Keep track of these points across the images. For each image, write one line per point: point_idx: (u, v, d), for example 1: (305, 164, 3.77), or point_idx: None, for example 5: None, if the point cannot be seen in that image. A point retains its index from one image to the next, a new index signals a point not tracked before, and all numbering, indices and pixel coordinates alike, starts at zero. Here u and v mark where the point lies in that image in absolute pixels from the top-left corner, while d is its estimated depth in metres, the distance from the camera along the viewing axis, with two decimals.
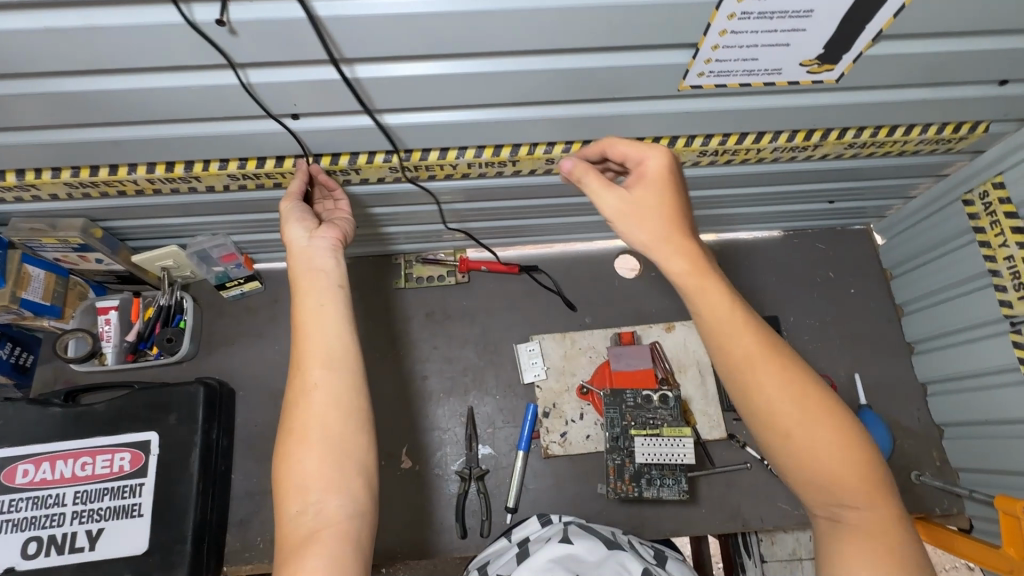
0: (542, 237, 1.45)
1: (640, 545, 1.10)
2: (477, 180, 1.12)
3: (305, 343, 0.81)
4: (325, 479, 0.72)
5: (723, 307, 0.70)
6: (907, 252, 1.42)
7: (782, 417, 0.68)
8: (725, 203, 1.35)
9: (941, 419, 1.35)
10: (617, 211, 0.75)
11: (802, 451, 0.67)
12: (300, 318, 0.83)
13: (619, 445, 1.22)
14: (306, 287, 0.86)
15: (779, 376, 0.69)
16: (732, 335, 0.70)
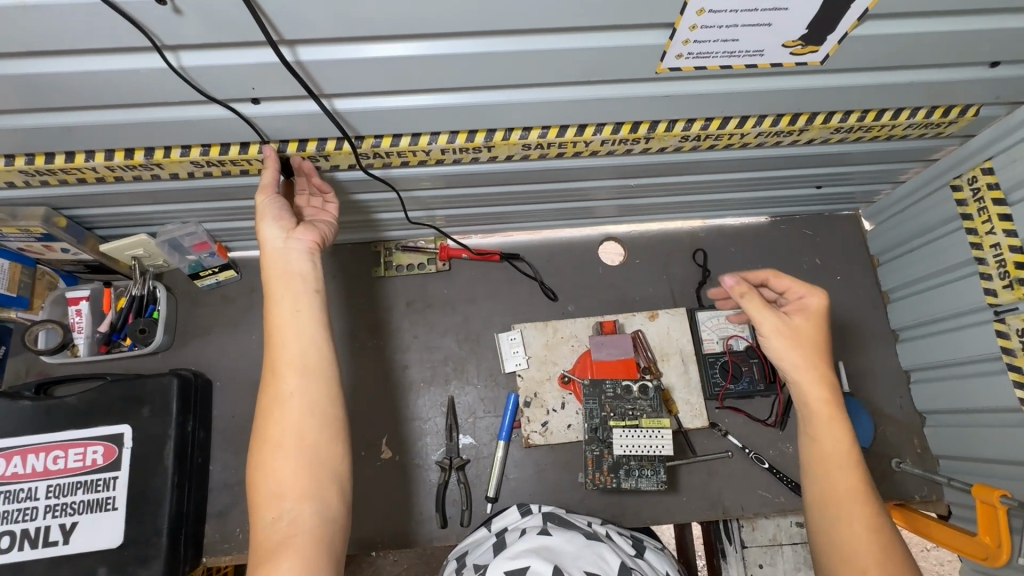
0: (524, 223, 1.42)
1: (616, 535, 1.10)
2: (453, 166, 1.08)
3: (277, 348, 0.79)
4: (299, 488, 0.73)
5: (830, 410, 0.90)
6: (895, 238, 1.40)
7: (853, 545, 0.83)
8: (710, 189, 1.32)
9: (923, 407, 1.34)
10: (775, 333, 0.95)
11: (853, 552, 0.83)
12: (272, 323, 0.81)
13: (597, 436, 1.21)
14: (279, 291, 0.83)
15: (855, 480, 0.87)
16: (836, 466, 0.88)
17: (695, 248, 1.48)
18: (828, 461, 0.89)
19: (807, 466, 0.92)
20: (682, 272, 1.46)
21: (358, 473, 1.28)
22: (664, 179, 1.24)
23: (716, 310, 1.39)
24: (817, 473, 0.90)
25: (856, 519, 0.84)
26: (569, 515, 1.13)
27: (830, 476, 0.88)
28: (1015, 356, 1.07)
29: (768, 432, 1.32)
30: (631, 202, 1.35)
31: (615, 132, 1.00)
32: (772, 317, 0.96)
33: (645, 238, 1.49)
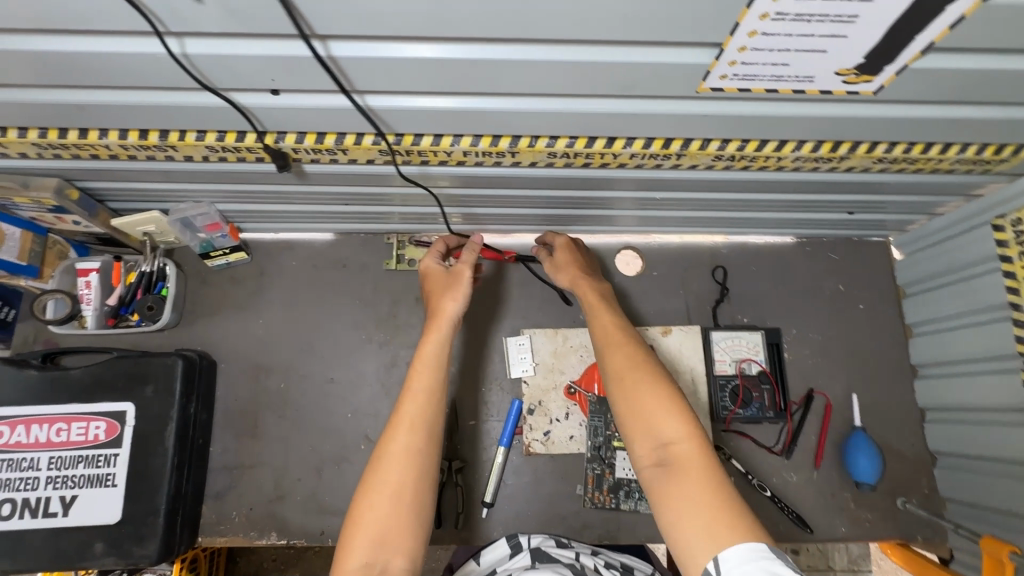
0: (542, 226, 1.39)
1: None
2: (473, 168, 1.05)
3: (407, 407, 0.92)
4: (394, 533, 0.80)
5: (625, 360, 1.01)
6: (925, 271, 1.35)
7: (649, 437, 0.90)
8: (736, 207, 1.27)
9: (936, 447, 1.31)
10: (596, 305, 1.14)
11: (647, 442, 0.91)
12: (411, 386, 0.95)
13: (600, 454, 1.26)
14: (424, 360, 0.98)
15: (655, 415, 0.92)
16: (631, 394, 0.96)
17: (714, 264, 1.44)
18: (635, 397, 0.95)
19: (621, 412, 0.96)
20: (699, 288, 1.42)
21: (356, 468, 1.27)
22: (690, 194, 1.20)
23: (731, 331, 1.36)
24: (628, 412, 0.94)
25: (654, 426, 0.91)
26: (558, 548, 1.12)
27: (640, 408, 0.93)
28: None
29: (773, 459, 1.30)
30: (653, 213, 1.31)
31: (645, 147, 0.95)
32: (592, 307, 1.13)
33: (664, 250, 1.45)
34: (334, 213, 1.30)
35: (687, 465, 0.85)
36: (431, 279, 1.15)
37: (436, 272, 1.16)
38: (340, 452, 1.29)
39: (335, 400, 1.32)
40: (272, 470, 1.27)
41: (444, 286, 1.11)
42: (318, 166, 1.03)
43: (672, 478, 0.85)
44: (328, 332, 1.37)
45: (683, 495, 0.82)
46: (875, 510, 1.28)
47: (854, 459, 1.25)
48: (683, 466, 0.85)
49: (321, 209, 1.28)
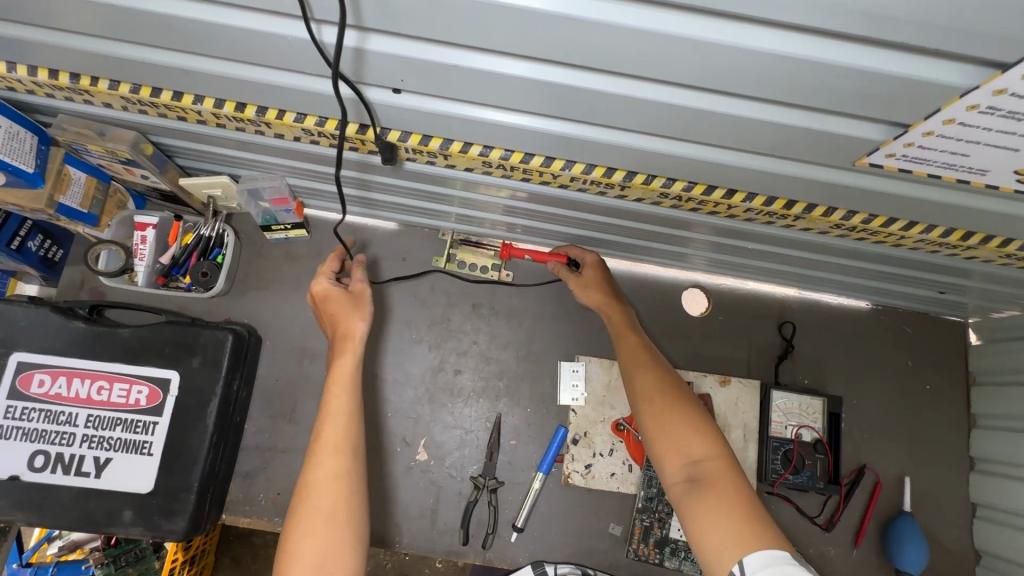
0: (613, 251, 1.33)
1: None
2: (572, 192, 0.99)
3: (330, 429, 0.99)
4: (325, 550, 0.85)
5: (649, 376, 1.02)
6: (1004, 364, 1.28)
7: (674, 441, 0.91)
8: (823, 268, 1.21)
9: (983, 546, 1.26)
10: (621, 327, 1.16)
11: (672, 446, 0.91)
12: (327, 405, 1.01)
13: (652, 506, 1.22)
14: (336, 380, 1.04)
15: (678, 419, 0.93)
16: (656, 402, 0.97)
17: (783, 318, 1.38)
18: (661, 412, 0.95)
19: (643, 424, 0.97)
20: (763, 341, 1.37)
21: (389, 469, 1.24)
22: (779, 250, 1.14)
23: (793, 393, 1.29)
24: (654, 426, 0.94)
25: (679, 432, 0.92)
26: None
27: (668, 424, 0.93)
28: None
29: (813, 530, 1.26)
30: (732, 259, 1.25)
31: (766, 205, 0.89)
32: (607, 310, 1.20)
33: (733, 295, 1.39)
34: (404, 206, 1.25)
35: (719, 482, 0.84)
36: (327, 297, 1.13)
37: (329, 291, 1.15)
38: (374, 450, 1.25)
39: (375, 396, 1.28)
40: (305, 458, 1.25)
41: (344, 305, 1.11)
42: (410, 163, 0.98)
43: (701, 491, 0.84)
44: (379, 326, 1.32)
45: (713, 510, 0.81)
46: None
47: (899, 544, 1.21)
48: (713, 482, 0.85)
49: (394, 201, 1.22)
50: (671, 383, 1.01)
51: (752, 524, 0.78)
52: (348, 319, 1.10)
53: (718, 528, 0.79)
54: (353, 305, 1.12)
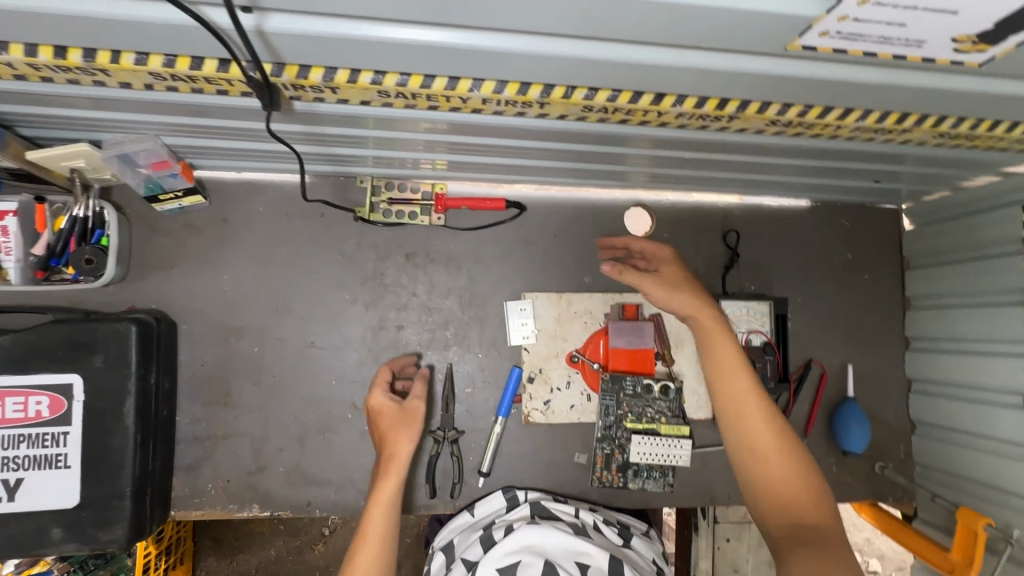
0: (549, 178, 1.24)
1: (604, 526, 1.16)
2: (490, 117, 0.88)
3: (363, 551, 0.99)
4: None
5: (756, 413, 0.98)
6: (935, 245, 1.31)
7: (783, 493, 0.93)
8: (761, 170, 1.17)
9: (917, 417, 1.35)
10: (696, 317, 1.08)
11: (777, 494, 0.93)
12: (367, 525, 1.02)
13: (611, 433, 1.21)
14: (374, 512, 1.04)
15: (773, 458, 0.95)
16: (749, 441, 0.97)
17: (727, 227, 1.35)
18: (766, 445, 0.96)
19: (740, 466, 0.98)
20: (709, 253, 1.34)
21: (342, 436, 1.19)
22: (720, 157, 1.08)
23: (742, 301, 1.30)
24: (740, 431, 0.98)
25: (776, 470, 0.94)
26: (552, 504, 1.18)
27: (772, 471, 0.94)
28: None
29: None
30: (674, 173, 1.19)
31: (697, 107, 0.81)
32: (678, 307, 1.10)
33: (675, 209, 1.34)
34: (308, 155, 1.09)
35: (816, 542, 0.86)
36: (383, 414, 1.10)
37: (387, 407, 1.12)
38: (323, 421, 1.19)
39: (315, 366, 1.20)
40: (250, 440, 1.17)
41: (393, 425, 1.09)
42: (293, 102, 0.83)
43: (780, 496, 0.93)
44: (308, 292, 1.21)
45: (819, 561, 0.82)
46: (856, 473, 1.33)
47: (846, 428, 1.27)
48: (810, 538, 0.87)
49: (295, 152, 1.07)
50: (779, 423, 0.98)
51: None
52: (394, 442, 1.08)
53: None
54: (405, 426, 1.10)
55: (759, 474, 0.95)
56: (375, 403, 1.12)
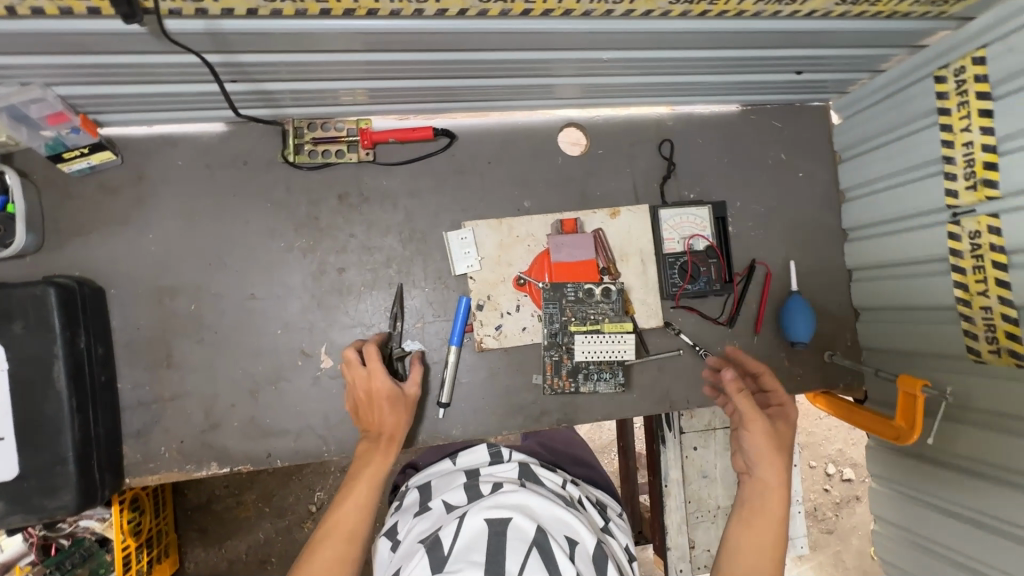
0: (475, 102, 1.22)
1: (587, 504, 1.14)
2: (388, 20, 0.85)
3: (346, 515, 0.97)
4: None
5: (762, 529, 0.95)
6: (861, 134, 1.34)
7: None
8: (684, 69, 1.17)
9: (860, 304, 1.39)
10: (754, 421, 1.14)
11: None
12: (355, 487, 1.00)
13: (558, 340, 1.24)
14: (364, 475, 1.01)
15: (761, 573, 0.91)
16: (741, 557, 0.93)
17: (661, 138, 1.36)
18: (766, 552, 0.93)
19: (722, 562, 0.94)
20: (646, 165, 1.35)
21: (295, 384, 1.18)
22: (638, 55, 1.07)
23: (679, 208, 1.31)
24: (749, 505, 0.98)
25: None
26: (542, 471, 1.15)
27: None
28: (961, 258, 1.09)
29: (717, 329, 1.34)
30: (599, 81, 1.18)
31: None
32: (762, 421, 1.02)
33: (608, 125, 1.34)
34: (217, 95, 1.05)
35: None
36: (382, 392, 1.09)
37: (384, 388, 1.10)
38: (273, 370, 1.17)
39: (258, 317, 1.18)
40: (199, 400, 1.15)
41: (395, 405, 1.09)
42: (190, 21, 0.80)
43: None
44: (240, 244, 1.18)
45: None
46: (806, 365, 1.38)
47: (791, 320, 1.31)
48: None
49: (201, 91, 1.02)
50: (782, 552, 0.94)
51: None
52: (388, 416, 1.09)
53: None
54: (405, 409, 1.10)
55: None
56: (379, 387, 1.10)
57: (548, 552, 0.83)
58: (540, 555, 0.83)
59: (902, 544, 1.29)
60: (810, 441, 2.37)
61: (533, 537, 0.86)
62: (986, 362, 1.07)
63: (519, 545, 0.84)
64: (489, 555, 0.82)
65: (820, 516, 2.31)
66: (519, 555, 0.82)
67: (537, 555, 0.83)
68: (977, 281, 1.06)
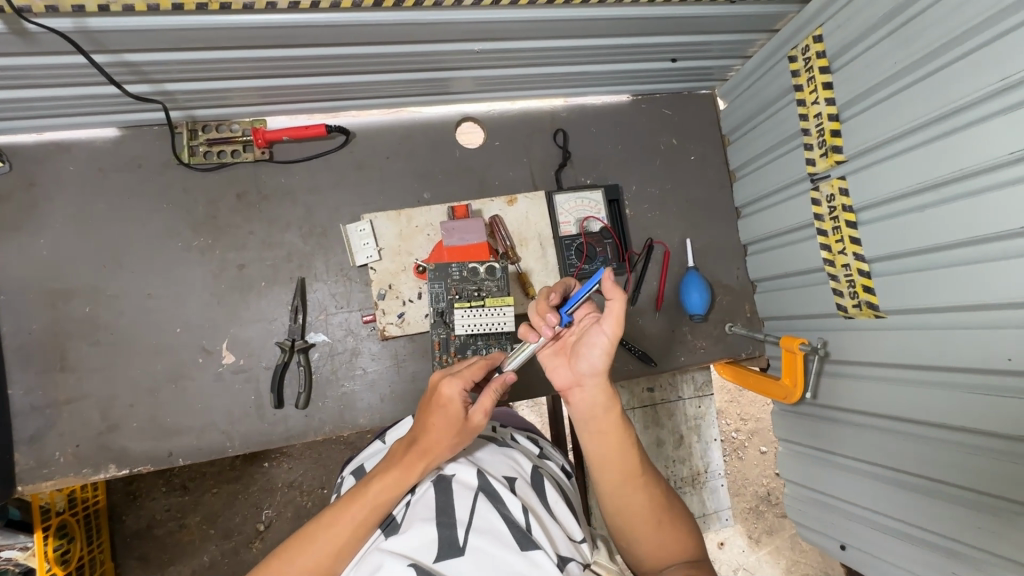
0: (367, 99, 1.27)
1: (520, 438, 1.16)
2: (244, 15, 0.89)
3: (337, 529, 0.85)
4: None
5: (606, 424, 0.93)
6: (741, 116, 1.42)
7: (620, 505, 0.92)
8: (562, 59, 1.24)
9: (755, 277, 1.46)
10: (573, 379, 0.96)
11: (618, 496, 0.92)
12: (358, 498, 0.87)
13: (444, 318, 1.20)
14: (372, 488, 0.87)
15: (628, 464, 0.92)
16: (602, 457, 0.93)
17: (555, 128, 1.42)
18: (609, 460, 0.93)
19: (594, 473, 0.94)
20: (542, 154, 1.41)
21: (197, 381, 1.18)
22: (512, 44, 1.14)
23: (574, 192, 1.38)
24: (590, 416, 0.94)
25: (620, 472, 0.92)
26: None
27: (617, 483, 0.92)
28: (823, 221, 1.16)
29: None
30: (488, 73, 1.24)
31: None
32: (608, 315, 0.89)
33: (504, 117, 1.40)
34: (98, 98, 1.07)
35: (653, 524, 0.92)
36: (445, 406, 0.91)
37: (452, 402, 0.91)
38: (173, 368, 1.18)
39: (156, 315, 1.19)
40: (95, 402, 1.14)
41: (448, 423, 0.90)
42: (58, 19, 0.82)
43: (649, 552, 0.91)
44: (136, 245, 1.19)
45: (661, 545, 0.91)
46: (708, 337, 1.43)
47: (687, 295, 1.37)
48: (640, 527, 0.92)
49: (80, 95, 1.04)
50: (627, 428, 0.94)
51: (672, 527, 0.93)
52: (427, 436, 0.89)
53: (652, 552, 0.91)
54: (458, 437, 0.90)
55: (631, 528, 0.92)
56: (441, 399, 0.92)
57: (495, 494, 0.84)
58: (487, 499, 0.84)
59: (806, 502, 1.34)
60: (758, 427, 2.39)
61: (476, 484, 0.86)
62: (853, 317, 1.15)
63: (463, 494, 0.85)
64: (436, 510, 0.82)
65: (773, 501, 2.34)
66: (467, 504, 0.83)
67: (483, 500, 0.84)
68: (837, 241, 1.14)
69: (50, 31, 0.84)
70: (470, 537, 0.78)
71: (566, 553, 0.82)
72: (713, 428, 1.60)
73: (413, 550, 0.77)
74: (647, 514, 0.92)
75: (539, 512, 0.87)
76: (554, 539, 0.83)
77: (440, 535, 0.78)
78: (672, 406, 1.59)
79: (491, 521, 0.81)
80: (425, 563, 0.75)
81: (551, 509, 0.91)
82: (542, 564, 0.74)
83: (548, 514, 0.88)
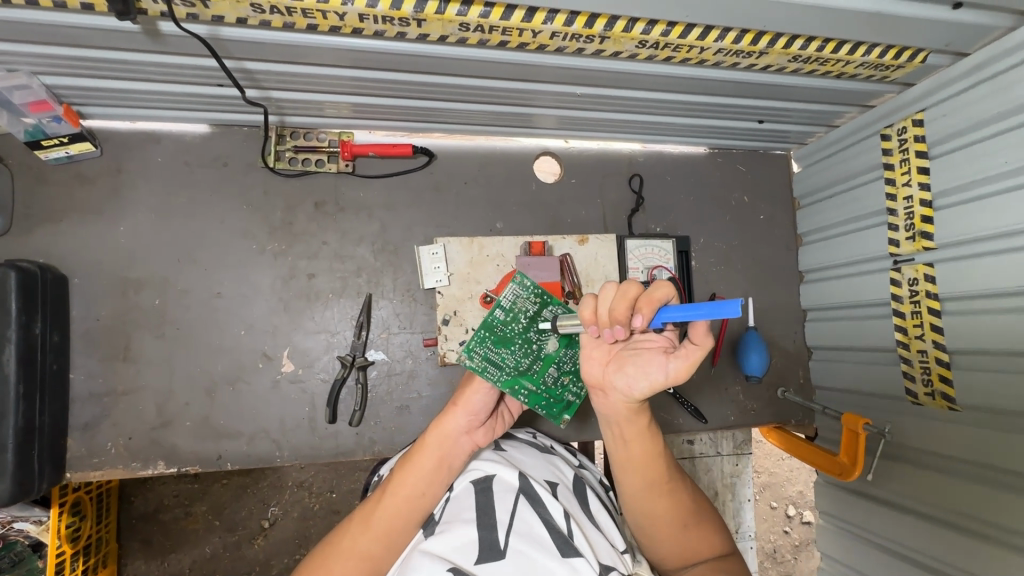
0: (455, 125, 1.27)
1: (559, 447, 1.14)
2: (372, 40, 0.89)
3: (403, 478, 0.88)
4: None
5: (636, 435, 0.89)
6: (818, 182, 1.42)
7: (640, 508, 0.93)
8: (655, 109, 1.24)
9: (812, 343, 1.46)
10: (601, 380, 0.85)
11: (639, 501, 0.92)
12: (419, 449, 0.91)
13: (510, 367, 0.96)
14: (432, 441, 0.91)
15: (655, 469, 0.91)
16: (630, 463, 0.91)
17: (632, 172, 1.43)
18: (635, 464, 0.91)
19: (618, 475, 0.93)
20: (616, 198, 1.41)
21: (254, 386, 1.18)
22: (612, 92, 1.14)
23: (644, 240, 1.38)
24: (616, 425, 0.89)
25: (645, 479, 0.91)
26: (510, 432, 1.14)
27: (643, 490, 0.92)
28: (902, 303, 1.16)
29: None
30: (577, 114, 1.24)
31: (567, 24, 0.87)
32: (682, 359, 0.76)
33: (583, 156, 1.40)
34: (201, 97, 1.07)
35: (679, 521, 0.93)
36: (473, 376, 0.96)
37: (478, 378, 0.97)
38: (232, 371, 1.17)
39: (221, 315, 1.18)
40: (152, 396, 1.14)
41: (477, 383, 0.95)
42: (196, 25, 0.83)
43: (668, 544, 0.93)
44: (212, 242, 1.19)
45: (679, 538, 0.93)
46: (760, 401, 1.42)
47: (745, 355, 1.35)
48: (661, 526, 0.93)
49: (184, 91, 1.05)
50: (653, 432, 0.91)
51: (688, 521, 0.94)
52: (431, 441, 0.90)
53: (668, 546, 0.93)
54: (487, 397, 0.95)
55: (649, 525, 0.93)
56: (440, 424, 0.91)
57: (535, 497, 0.83)
58: (527, 501, 0.82)
59: None
60: (772, 482, 2.36)
61: (517, 485, 0.85)
62: (922, 404, 1.14)
63: (505, 496, 0.84)
64: (477, 511, 0.82)
65: (780, 559, 2.30)
66: (508, 506, 0.82)
67: (523, 502, 0.82)
68: (915, 325, 1.13)
69: (185, 34, 0.84)
70: (510, 539, 0.77)
71: (610, 562, 0.78)
72: (747, 488, 1.59)
73: (452, 551, 0.76)
74: (668, 509, 0.93)
75: (581, 521, 0.84)
76: (598, 550, 0.80)
77: (480, 537, 0.77)
78: (710, 461, 1.58)
79: (532, 524, 0.79)
80: (465, 565, 0.73)
81: (594, 518, 0.89)
82: (582, 570, 0.72)
83: (590, 524, 0.86)
